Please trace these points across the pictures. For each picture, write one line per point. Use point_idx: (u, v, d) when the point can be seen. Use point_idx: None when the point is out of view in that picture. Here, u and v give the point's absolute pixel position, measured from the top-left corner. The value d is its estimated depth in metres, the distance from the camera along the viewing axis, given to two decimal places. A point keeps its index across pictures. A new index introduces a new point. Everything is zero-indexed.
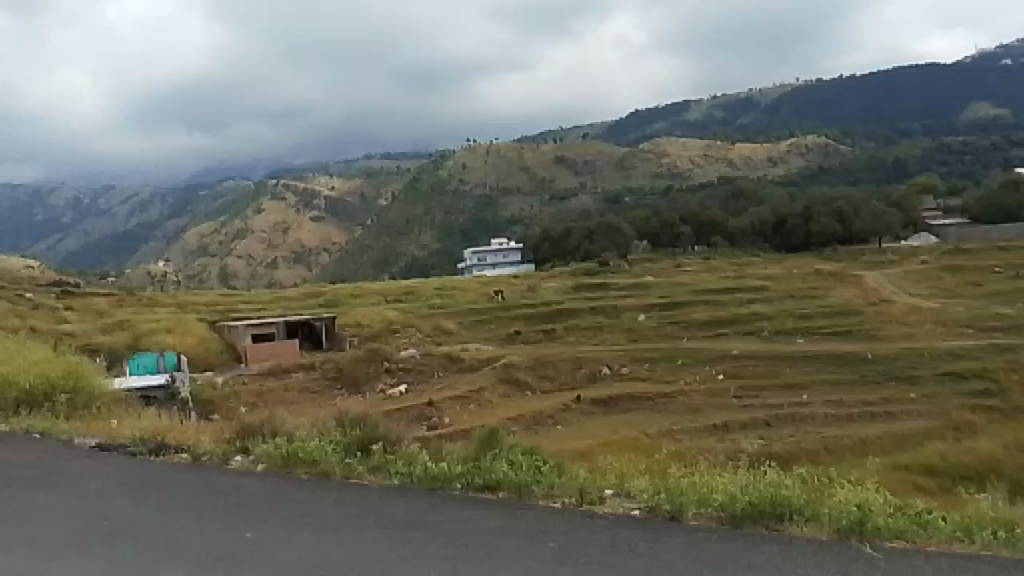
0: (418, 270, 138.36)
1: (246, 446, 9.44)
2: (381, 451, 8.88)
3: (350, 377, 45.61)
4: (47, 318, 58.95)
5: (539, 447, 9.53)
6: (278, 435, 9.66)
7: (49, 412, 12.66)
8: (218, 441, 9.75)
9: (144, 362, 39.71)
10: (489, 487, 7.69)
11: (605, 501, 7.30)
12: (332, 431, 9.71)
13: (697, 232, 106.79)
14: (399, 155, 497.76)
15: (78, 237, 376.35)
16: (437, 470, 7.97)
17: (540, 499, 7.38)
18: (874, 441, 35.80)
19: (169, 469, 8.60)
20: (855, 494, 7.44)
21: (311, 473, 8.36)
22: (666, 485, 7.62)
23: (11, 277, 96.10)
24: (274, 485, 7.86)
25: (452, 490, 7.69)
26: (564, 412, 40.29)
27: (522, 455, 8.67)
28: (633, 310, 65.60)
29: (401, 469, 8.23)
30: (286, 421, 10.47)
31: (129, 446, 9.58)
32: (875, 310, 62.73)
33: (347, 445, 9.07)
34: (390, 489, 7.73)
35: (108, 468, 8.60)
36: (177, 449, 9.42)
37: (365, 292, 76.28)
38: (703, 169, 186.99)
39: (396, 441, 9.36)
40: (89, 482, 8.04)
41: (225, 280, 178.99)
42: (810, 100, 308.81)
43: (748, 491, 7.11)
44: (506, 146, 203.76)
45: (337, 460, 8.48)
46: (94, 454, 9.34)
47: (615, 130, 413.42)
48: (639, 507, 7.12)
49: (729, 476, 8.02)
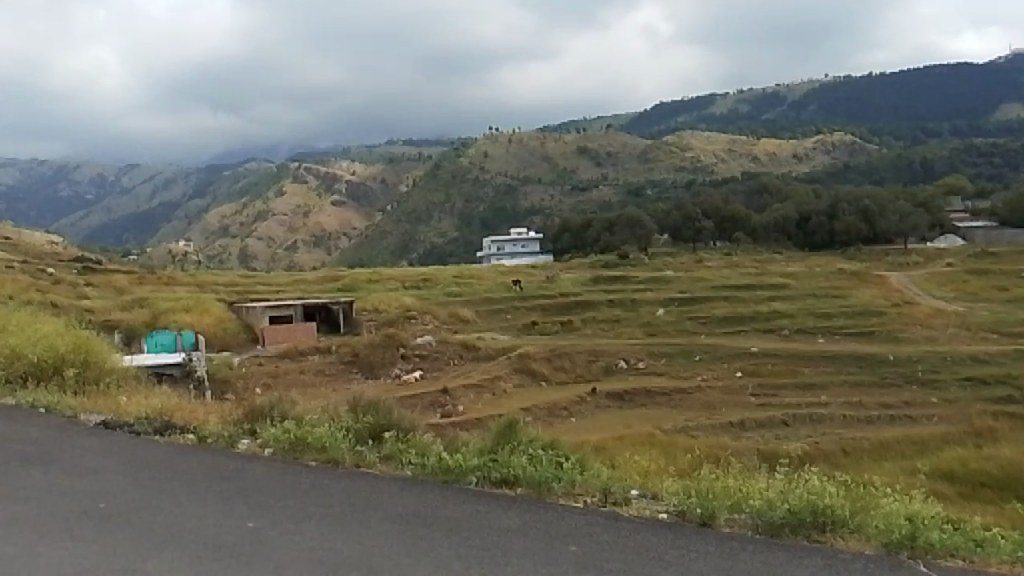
0: (437, 258, 138.55)
1: (253, 429, 9.22)
2: (393, 439, 8.65)
3: (365, 361, 45.61)
4: (67, 294, 59.44)
5: (559, 441, 9.28)
6: (286, 418, 9.45)
7: (55, 388, 12.48)
8: (225, 422, 9.55)
9: (161, 339, 39.93)
10: (508, 482, 7.40)
11: (629, 502, 7.01)
12: (343, 416, 9.47)
13: (719, 227, 105.89)
14: (421, 142, 497.96)
15: (101, 214, 381.02)
16: (451, 461, 7.70)
17: (560, 498, 7.09)
18: (893, 445, 35.24)
19: (172, 449, 8.40)
20: (899, 504, 7.12)
21: (320, 461, 8.07)
22: (695, 487, 7.29)
23: (34, 252, 97.04)
24: (280, 472, 7.61)
25: (469, 485, 7.40)
26: (578, 405, 40.02)
27: (542, 450, 8.37)
28: (651, 304, 65.16)
29: (416, 458, 8.02)
30: (294, 405, 10.24)
31: (133, 425, 9.38)
32: (898, 311, 61.86)
33: (357, 432, 8.84)
34: (405, 480, 7.46)
35: (111, 447, 8.40)
36: (182, 429, 9.22)
37: (384, 277, 76.26)
38: (727, 164, 185.53)
39: (410, 430, 9.12)
40: (88, 462, 7.84)
41: (246, 261, 180.41)
42: (837, 96, 304.98)
43: (788, 497, 6.78)
44: (530, 136, 203.16)
45: (347, 448, 8.24)
46: (97, 432, 9.12)
47: (639, 122, 411.70)
48: (661, 510, 6.85)
49: (761, 480, 7.71)
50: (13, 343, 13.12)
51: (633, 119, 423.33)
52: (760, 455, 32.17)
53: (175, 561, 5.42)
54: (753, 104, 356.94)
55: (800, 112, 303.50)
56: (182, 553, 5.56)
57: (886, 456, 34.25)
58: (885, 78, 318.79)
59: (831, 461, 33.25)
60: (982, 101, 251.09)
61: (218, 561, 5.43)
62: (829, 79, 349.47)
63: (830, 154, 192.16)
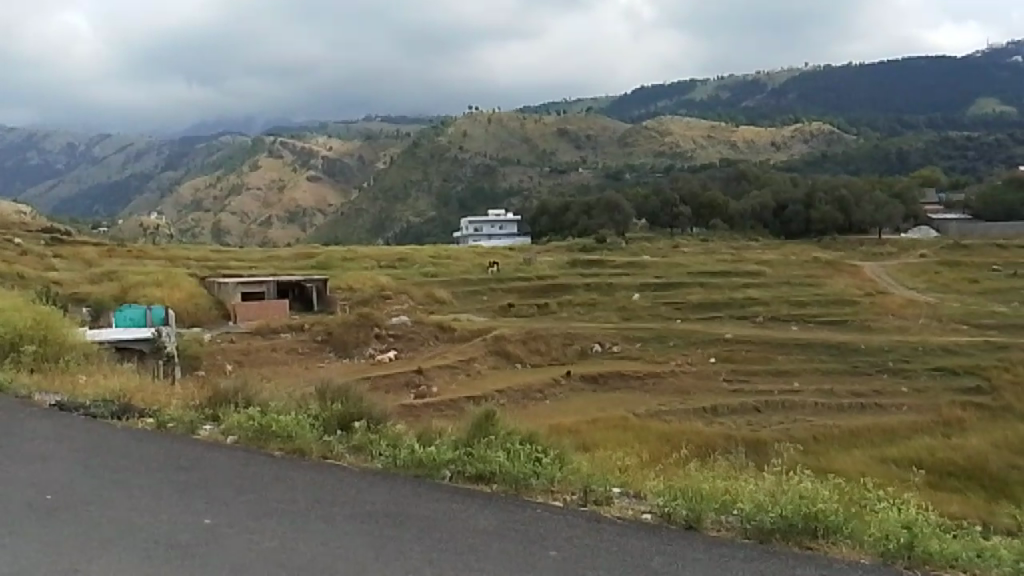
0: (413, 237, 137.65)
1: (217, 414, 8.94)
2: (365, 429, 8.39)
3: (339, 340, 45.12)
4: (34, 265, 58.14)
5: (537, 433, 9.06)
6: (252, 404, 9.16)
7: (11, 364, 12.02)
8: (186, 407, 9.21)
9: (130, 314, 39.19)
10: (484, 478, 7.19)
11: (610, 502, 6.81)
12: (310, 403, 9.20)
13: (696, 214, 106.10)
14: (400, 118, 493.55)
15: (71, 184, 373.82)
16: (424, 454, 7.45)
17: (539, 495, 6.88)
18: (863, 433, 35.55)
19: (130, 434, 8.08)
20: (892, 509, 6.98)
21: (285, 450, 7.78)
22: (681, 487, 7.11)
23: (1, 222, 94.75)
24: (244, 462, 7.32)
25: (442, 480, 7.19)
26: (553, 388, 39.89)
27: (518, 443, 8.14)
28: (628, 288, 65.25)
29: (389, 448, 7.77)
30: (262, 388, 9.95)
31: (88, 407, 9.02)
32: (871, 301, 62.38)
33: (326, 422, 8.55)
34: (377, 473, 7.22)
35: (66, 431, 8.06)
36: (141, 414, 8.86)
37: (359, 255, 75.51)
38: (705, 150, 185.96)
39: (380, 418, 8.86)
40: (37, 447, 7.48)
41: (219, 236, 178.13)
42: (816, 86, 306.26)
43: (779, 500, 6.65)
44: (509, 116, 201.94)
45: (315, 437, 7.95)
46: (51, 414, 8.75)
47: (619, 106, 411.52)
48: (644, 511, 6.67)
49: (744, 479, 7.64)
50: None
51: (613, 102, 422.74)
52: (729, 443, 32.29)
53: (123, 562, 5.11)
54: (734, 92, 357.40)
55: (779, 100, 304.42)
56: (136, 553, 5.26)
57: (855, 444, 34.53)
58: (863, 69, 320.98)
59: (805, 448, 33.48)
60: (957, 95, 253.70)
61: (174, 563, 5.15)
62: (809, 68, 350.91)
63: (808, 143, 193.26)
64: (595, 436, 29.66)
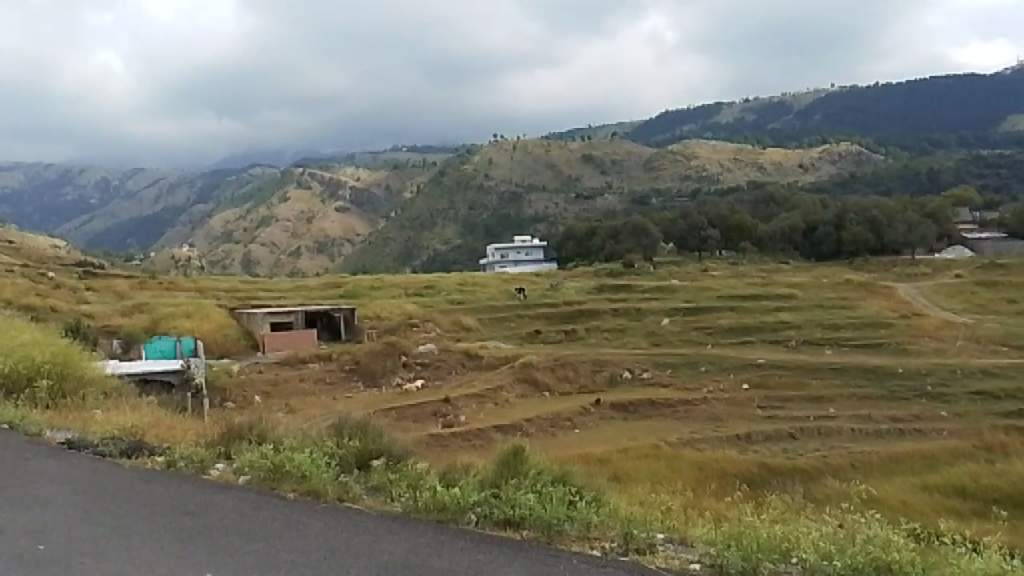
0: (440, 264, 138.18)
1: (229, 453, 8.66)
2: (383, 469, 8.08)
3: (367, 369, 45.03)
4: (68, 299, 58.88)
5: (569, 470, 8.68)
6: (266, 441, 8.86)
7: (26, 401, 11.85)
8: (199, 445, 8.92)
9: (160, 346, 39.40)
10: (514, 523, 6.79)
11: (655, 550, 6.35)
12: (326, 440, 8.87)
13: (725, 237, 104.91)
14: (427, 148, 498.30)
15: (105, 219, 381.93)
16: (448, 497, 7.07)
17: (574, 543, 6.45)
18: (904, 459, 34.43)
19: (135, 474, 7.80)
20: (968, 558, 6.48)
21: (300, 492, 7.43)
22: (733, 533, 6.67)
23: (37, 256, 96.57)
24: (254, 506, 6.98)
25: (468, 525, 6.80)
26: (582, 415, 39.25)
27: (547, 483, 7.76)
28: (657, 314, 64.56)
29: (410, 489, 7.44)
30: (277, 424, 9.66)
31: (97, 445, 8.76)
32: (906, 323, 60.98)
33: (343, 459, 8.27)
34: (397, 518, 6.82)
35: (70, 472, 7.81)
36: (151, 452, 8.59)
37: (386, 284, 75.59)
38: (732, 173, 185.06)
39: (400, 456, 8.54)
40: (35, 490, 7.21)
41: (249, 267, 180.29)
42: (842, 107, 304.01)
43: (846, 549, 6.25)
44: (534, 144, 202.86)
45: (331, 478, 7.60)
46: (59, 453, 8.49)
47: (644, 131, 411.85)
48: (691, 560, 6.19)
49: (797, 525, 7.21)
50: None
51: (637, 127, 423.37)
52: (761, 472, 31.38)
53: None
54: (759, 114, 355.97)
55: (805, 122, 302.27)
56: None
57: (895, 471, 33.45)
58: (890, 90, 318.43)
59: (843, 474, 32.64)
60: (987, 114, 250.57)
61: None
62: (833, 89, 349.27)
63: (836, 164, 191.50)
64: (625, 468, 29.01)
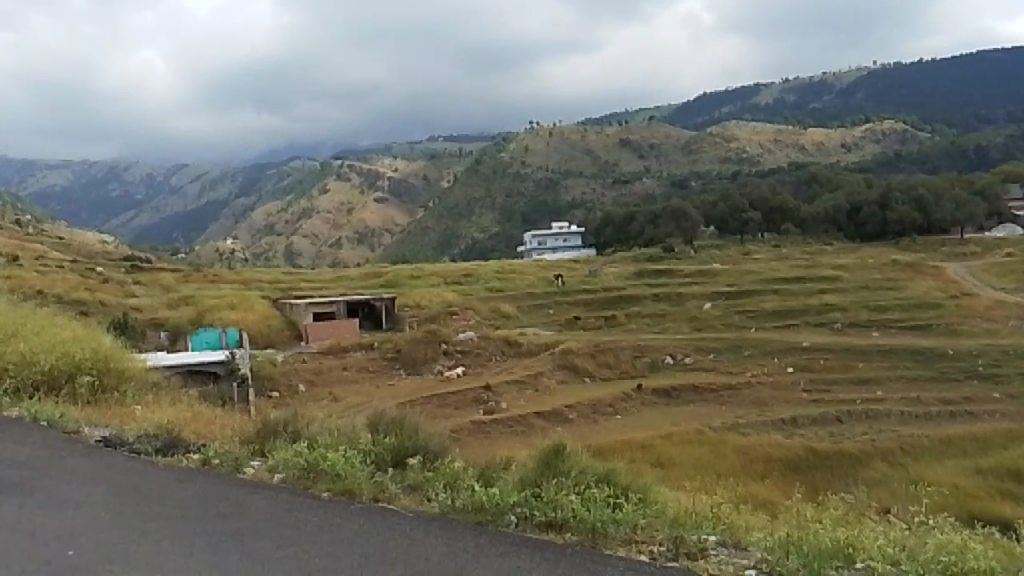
0: (478, 253, 138.29)
1: (265, 451, 8.60)
2: (420, 466, 7.99)
3: (408, 357, 45.28)
4: (116, 292, 60.01)
5: (613, 468, 8.44)
6: (302, 437, 8.77)
7: (66, 398, 11.95)
8: (234, 441, 8.89)
9: (206, 337, 39.97)
10: (556, 526, 6.59)
11: (706, 555, 6.09)
12: (361, 435, 8.79)
13: (766, 218, 103.19)
14: (464, 138, 497.96)
15: (151, 215, 389.81)
16: (488, 498, 6.91)
17: (620, 548, 6.21)
18: (957, 441, 33.49)
19: (169, 473, 7.75)
20: None
21: (335, 491, 7.32)
22: (792, 537, 6.39)
23: (86, 252, 98.68)
24: (287, 506, 6.88)
25: (508, 527, 6.60)
26: (624, 402, 38.85)
27: (589, 482, 7.57)
28: (698, 298, 63.74)
29: (448, 490, 7.28)
30: (311, 420, 9.57)
31: (133, 443, 8.76)
32: (956, 303, 59.38)
33: (379, 456, 8.19)
34: (436, 520, 6.65)
35: (104, 472, 7.77)
36: (187, 449, 8.58)
37: (425, 273, 75.83)
38: (773, 154, 181.93)
39: (435, 453, 8.43)
40: (68, 492, 7.17)
41: (291, 259, 182.32)
42: (887, 85, 296.06)
43: (915, 556, 5.97)
44: (570, 129, 201.56)
45: (366, 477, 7.48)
46: (95, 451, 8.50)
47: (682, 113, 406.99)
48: (745, 566, 5.90)
49: (861, 530, 6.86)
50: (24, 348, 12.46)
51: (674, 110, 418.87)
52: (807, 458, 30.74)
53: None
54: (800, 93, 349.38)
55: (848, 101, 295.09)
56: None
57: (947, 455, 32.59)
58: (936, 67, 310.36)
59: (892, 457, 31.95)
60: None
61: None
62: (876, 66, 341.14)
63: (880, 143, 187.12)
64: (668, 459, 28.60)
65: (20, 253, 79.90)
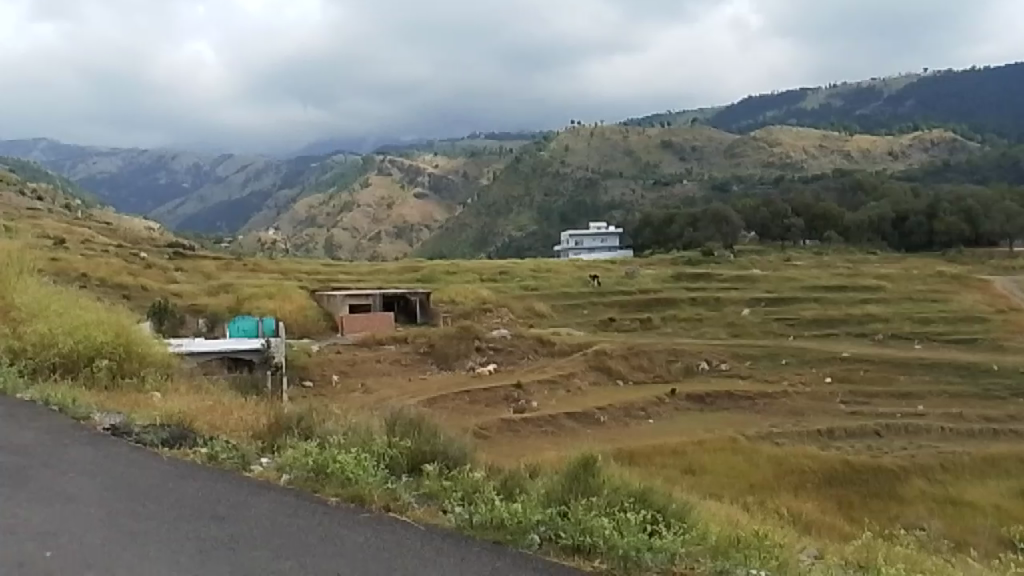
0: (515, 251, 137.97)
1: (273, 448, 8.31)
2: (437, 474, 7.59)
3: (440, 353, 45.16)
4: (157, 278, 60.66)
5: (646, 485, 7.97)
6: (314, 436, 8.46)
7: (83, 382, 11.84)
8: (245, 436, 8.60)
9: (243, 325, 40.20)
10: (584, 551, 6.16)
11: None
12: (376, 437, 8.45)
13: (810, 225, 101.26)
14: (503, 136, 496.31)
15: (196, 204, 397.07)
16: (510, 516, 6.50)
17: None
18: (1004, 460, 32.23)
19: (171, 468, 7.51)
20: None
21: (343, 498, 6.97)
22: None
23: (131, 237, 100.28)
24: (289, 512, 6.55)
25: (530, 548, 6.18)
26: (656, 406, 38.17)
27: (615, 499, 7.17)
28: (737, 304, 62.58)
29: (464, 504, 6.91)
30: (326, 416, 9.28)
31: (139, 433, 8.52)
32: (1004, 318, 57.55)
33: (393, 461, 7.87)
34: (449, 536, 6.29)
35: (104, 464, 7.53)
36: (193, 442, 8.33)
37: (462, 269, 75.61)
38: (818, 160, 178.75)
39: (455, 462, 8.07)
40: (61, 484, 6.92)
41: (330, 251, 183.99)
42: (939, 92, 287.41)
43: None
44: (612, 130, 200.07)
45: (377, 483, 7.12)
46: (98, 439, 8.28)
47: (725, 117, 402.53)
48: None
49: None
50: (44, 330, 12.43)
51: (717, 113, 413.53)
52: (841, 470, 29.74)
53: None
54: (847, 99, 343.20)
55: (897, 106, 287.83)
56: None
57: (993, 474, 31.37)
58: (990, 77, 302.74)
59: (932, 474, 30.81)
60: None
61: None
62: (927, 73, 333.43)
63: (928, 152, 182.94)
64: (694, 469, 27.94)
65: (67, 237, 81.34)
